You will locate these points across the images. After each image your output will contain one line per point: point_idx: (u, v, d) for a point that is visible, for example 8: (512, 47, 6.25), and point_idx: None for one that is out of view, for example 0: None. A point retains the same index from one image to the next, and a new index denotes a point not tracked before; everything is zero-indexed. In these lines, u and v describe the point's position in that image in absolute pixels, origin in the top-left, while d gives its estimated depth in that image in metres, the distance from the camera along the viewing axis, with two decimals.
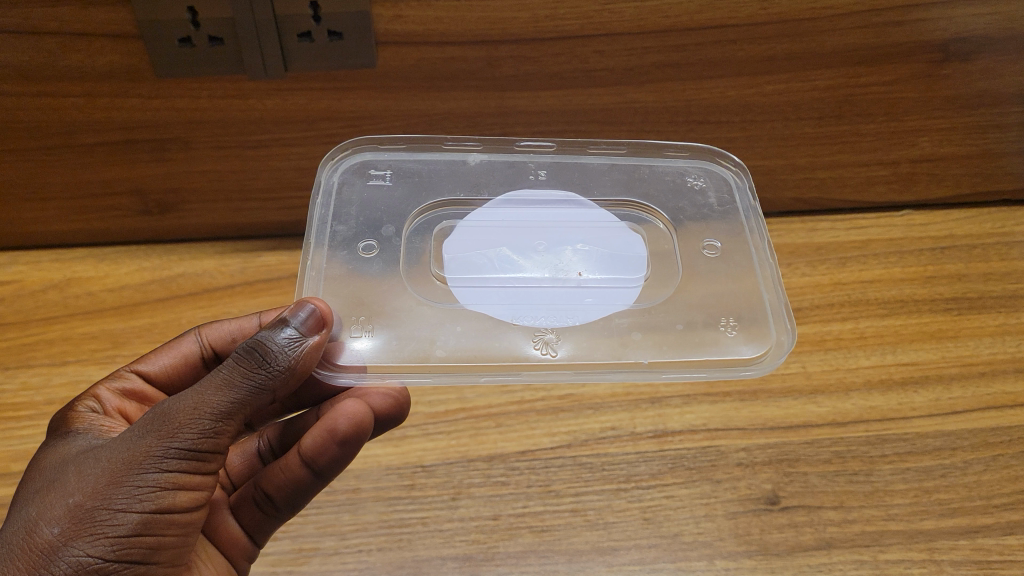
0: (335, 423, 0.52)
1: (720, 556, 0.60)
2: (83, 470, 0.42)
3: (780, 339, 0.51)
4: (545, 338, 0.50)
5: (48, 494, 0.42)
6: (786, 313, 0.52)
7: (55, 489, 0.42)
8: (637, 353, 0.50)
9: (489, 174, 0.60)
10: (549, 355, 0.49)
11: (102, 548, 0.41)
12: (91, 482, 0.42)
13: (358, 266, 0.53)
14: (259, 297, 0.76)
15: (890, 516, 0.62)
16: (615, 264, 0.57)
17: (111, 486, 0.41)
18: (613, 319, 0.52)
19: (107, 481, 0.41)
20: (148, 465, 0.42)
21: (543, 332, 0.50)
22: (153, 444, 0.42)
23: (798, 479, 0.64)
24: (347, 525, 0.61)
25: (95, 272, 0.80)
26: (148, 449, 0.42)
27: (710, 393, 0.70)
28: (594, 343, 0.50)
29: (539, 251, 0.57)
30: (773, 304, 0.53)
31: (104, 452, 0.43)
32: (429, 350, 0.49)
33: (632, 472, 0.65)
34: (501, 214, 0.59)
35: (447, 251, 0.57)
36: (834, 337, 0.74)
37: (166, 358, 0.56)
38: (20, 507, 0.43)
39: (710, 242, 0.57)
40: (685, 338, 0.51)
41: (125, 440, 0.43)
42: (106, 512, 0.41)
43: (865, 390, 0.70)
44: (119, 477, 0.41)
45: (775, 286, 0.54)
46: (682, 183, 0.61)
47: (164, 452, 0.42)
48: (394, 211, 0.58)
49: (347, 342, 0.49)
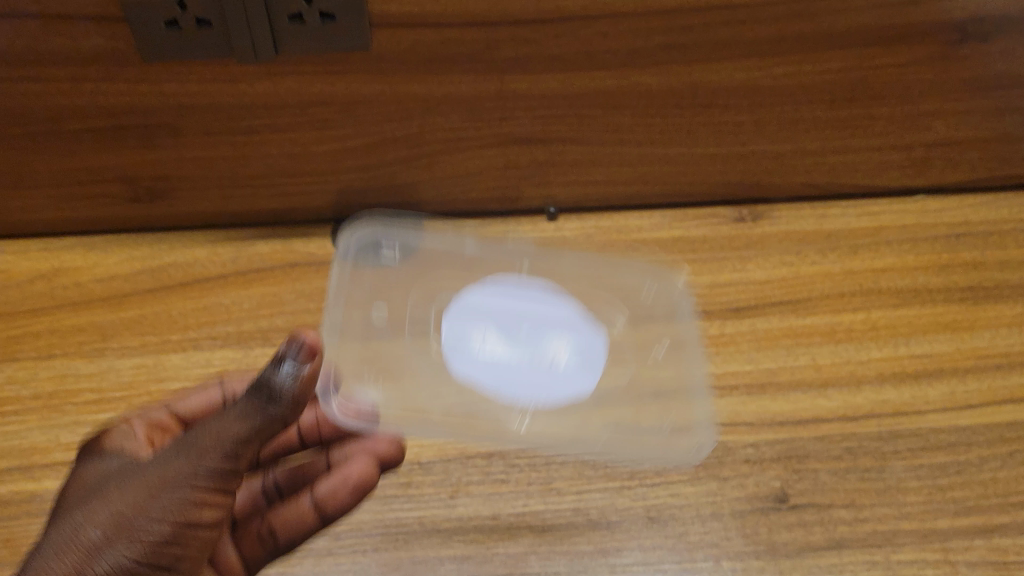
0: (347, 476, 0.56)
1: (727, 557, 0.59)
2: (125, 483, 0.45)
3: (704, 442, 0.62)
4: (522, 413, 0.63)
5: (92, 502, 0.45)
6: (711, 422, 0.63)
7: (99, 497, 0.45)
8: (594, 440, 0.61)
9: (480, 259, 0.72)
10: (523, 428, 0.62)
11: (139, 552, 0.43)
12: (131, 494, 0.44)
13: (374, 334, 0.67)
14: (252, 287, 0.74)
15: (902, 515, 0.60)
16: (577, 356, 0.67)
17: (147, 500, 0.44)
18: (576, 404, 0.64)
19: (145, 495, 0.44)
20: (181, 481, 0.44)
21: (520, 409, 0.63)
22: (186, 463, 0.45)
23: (807, 476, 0.62)
24: (341, 524, 0.60)
25: (84, 261, 0.77)
26: (181, 468, 0.44)
27: (717, 386, 0.68)
28: (560, 430, 0.62)
29: (521, 340, 0.67)
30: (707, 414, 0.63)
31: (144, 467, 0.46)
32: (432, 412, 0.62)
33: (636, 471, 0.63)
34: (491, 305, 0.69)
35: (446, 337, 0.67)
36: (846, 328, 0.71)
37: (196, 398, 0.57)
38: (64, 516, 0.45)
39: (658, 348, 0.68)
40: (635, 439, 0.62)
41: (162, 457, 0.46)
42: (143, 520, 0.44)
43: (877, 384, 0.68)
44: (155, 490, 0.44)
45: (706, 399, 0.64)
46: (639, 294, 0.72)
47: (193, 472, 0.44)
48: (400, 291, 0.69)
49: (367, 399, 0.62)
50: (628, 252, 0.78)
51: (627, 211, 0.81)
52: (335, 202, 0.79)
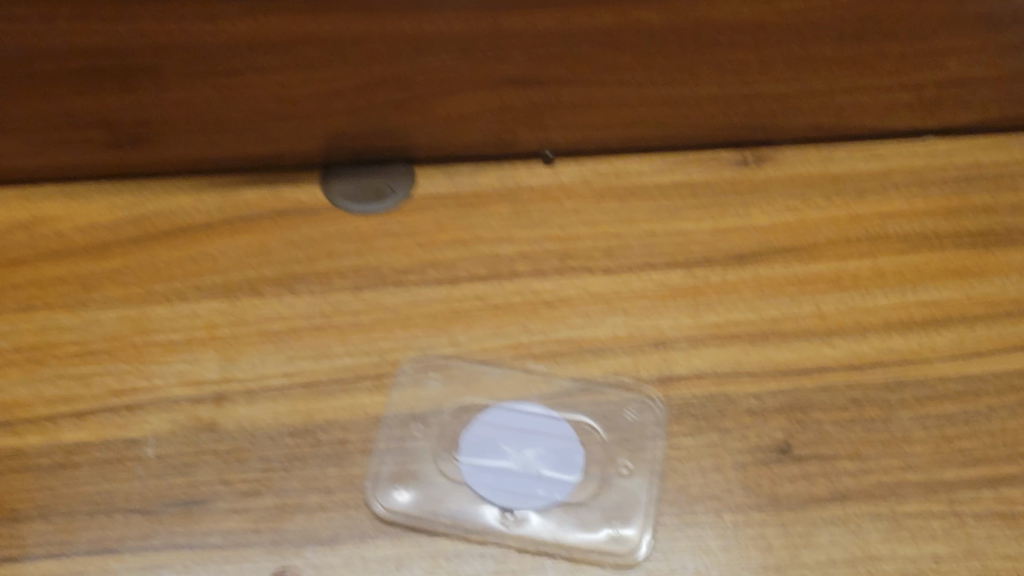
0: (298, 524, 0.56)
1: (728, 510, 0.57)
2: None
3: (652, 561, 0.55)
4: (510, 515, 0.57)
5: None
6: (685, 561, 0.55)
7: None
8: (544, 560, 0.55)
9: (464, 365, 0.64)
10: (505, 529, 0.56)
11: None
12: None
13: (388, 419, 0.61)
14: (239, 237, 0.72)
15: (908, 466, 0.59)
16: (560, 464, 0.59)
17: None
18: (541, 521, 0.57)
19: None
20: None
21: (502, 511, 0.57)
22: None
23: (811, 427, 0.61)
24: (333, 479, 0.58)
25: (64, 210, 0.75)
26: None
27: (718, 336, 0.66)
28: (527, 531, 0.56)
29: (504, 452, 0.60)
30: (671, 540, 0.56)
31: None
32: (440, 518, 0.57)
33: (635, 421, 0.61)
34: (482, 425, 0.61)
35: (464, 442, 0.60)
36: (852, 275, 0.69)
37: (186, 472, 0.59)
38: None
39: (622, 467, 0.59)
40: (583, 556, 0.55)
41: None
42: None
43: (884, 332, 0.66)
44: None
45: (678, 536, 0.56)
46: (621, 419, 0.61)
47: None
48: (410, 378, 0.63)
49: (390, 497, 0.57)
50: (627, 198, 0.75)
51: (627, 155, 0.78)
52: (322, 145, 0.75)
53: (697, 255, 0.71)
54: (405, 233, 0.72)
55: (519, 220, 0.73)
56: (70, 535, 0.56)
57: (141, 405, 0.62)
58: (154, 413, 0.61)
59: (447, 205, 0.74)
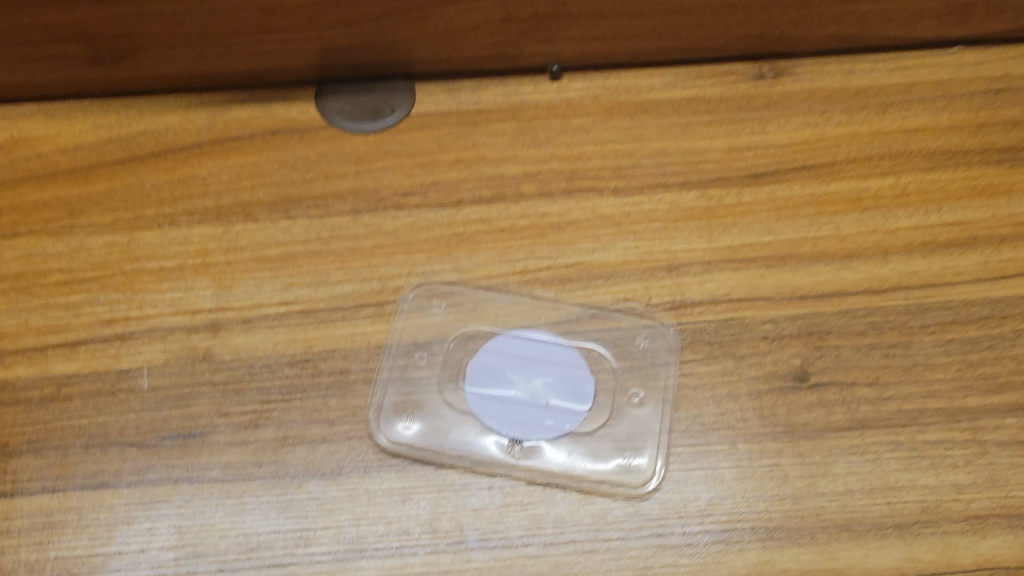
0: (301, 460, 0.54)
1: (743, 439, 0.55)
2: None
3: (666, 492, 0.54)
4: (519, 445, 0.55)
5: None
6: (698, 492, 0.54)
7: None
8: (555, 490, 0.54)
9: (469, 292, 0.62)
10: (515, 459, 0.55)
11: None
12: None
13: (388, 347, 0.59)
14: (230, 158, 0.69)
15: (929, 394, 0.57)
16: (568, 393, 0.57)
17: None
18: (552, 451, 0.55)
19: None
20: None
21: (511, 441, 0.55)
22: None
23: (829, 353, 0.59)
24: (335, 410, 0.56)
25: (46, 131, 0.71)
26: None
27: (733, 259, 0.63)
28: (538, 461, 0.55)
29: (510, 380, 0.58)
30: (684, 470, 0.54)
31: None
32: (445, 447, 0.55)
33: (645, 349, 0.59)
34: (487, 353, 0.59)
35: (469, 370, 0.58)
36: (873, 195, 0.66)
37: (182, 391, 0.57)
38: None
39: (633, 395, 0.57)
40: (596, 486, 0.54)
41: None
42: None
43: (906, 254, 0.63)
44: None
45: (690, 465, 0.55)
46: (632, 346, 0.59)
47: None
48: (411, 305, 0.61)
49: (392, 427, 0.56)
50: (637, 115, 0.71)
51: (637, 68, 0.74)
52: (315, 60, 0.71)
53: (711, 174, 0.67)
54: (406, 154, 0.69)
55: (524, 138, 0.70)
56: (65, 469, 0.55)
57: (134, 336, 0.60)
58: (148, 343, 0.59)
59: (448, 123, 0.71)
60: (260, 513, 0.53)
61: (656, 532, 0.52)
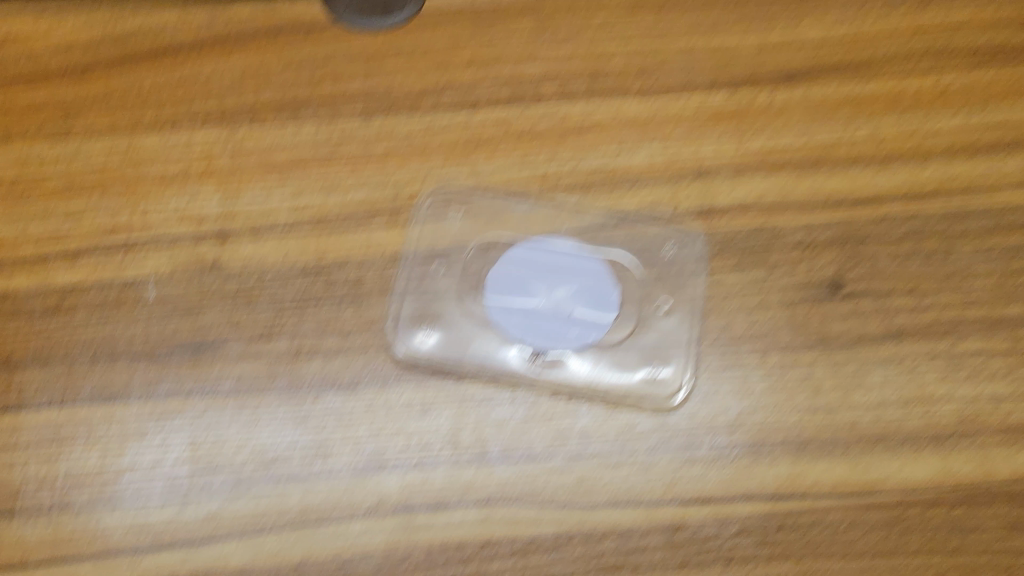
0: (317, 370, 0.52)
1: (776, 350, 0.53)
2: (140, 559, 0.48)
3: (695, 405, 0.52)
4: (542, 356, 0.53)
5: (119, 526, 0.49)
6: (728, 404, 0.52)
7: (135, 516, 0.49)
8: (580, 402, 0.52)
9: (488, 198, 0.59)
10: (538, 371, 0.53)
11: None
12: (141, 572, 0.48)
13: (404, 256, 0.56)
14: (233, 56, 0.65)
15: (969, 303, 0.55)
16: (593, 303, 0.55)
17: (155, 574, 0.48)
18: (577, 363, 0.53)
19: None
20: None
21: (534, 352, 0.53)
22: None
23: (865, 261, 0.56)
24: (351, 321, 0.54)
25: (35, 26, 0.67)
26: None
27: (766, 163, 0.60)
28: (562, 373, 0.53)
29: (533, 291, 0.55)
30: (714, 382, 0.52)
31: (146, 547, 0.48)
32: (465, 359, 0.53)
33: (673, 257, 0.56)
34: (508, 261, 0.57)
35: (490, 280, 0.56)
36: (913, 95, 0.63)
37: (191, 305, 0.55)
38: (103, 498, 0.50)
39: (661, 304, 0.55)
40: (622, 398, 0.52)
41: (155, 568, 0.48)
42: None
43: (948, 157, 0.60)
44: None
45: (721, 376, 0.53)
46: (659, 254, 0.57)
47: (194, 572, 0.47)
48: (427, 212, 0.58)
49: (411, 338, 0.54)
50: (664, 10, 0.67)
51: None
52: None
53: (743, 73, 0.64)
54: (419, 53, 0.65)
55: (544, 35, 0.66)
56: (72, 382, 0.53)
57: (138, 245, 0.57)
58: (154, 252, 0.57)
59: (463, 20, 0.66)
60: (276, 427, 0.51)
61: (684, 445, 0.51)
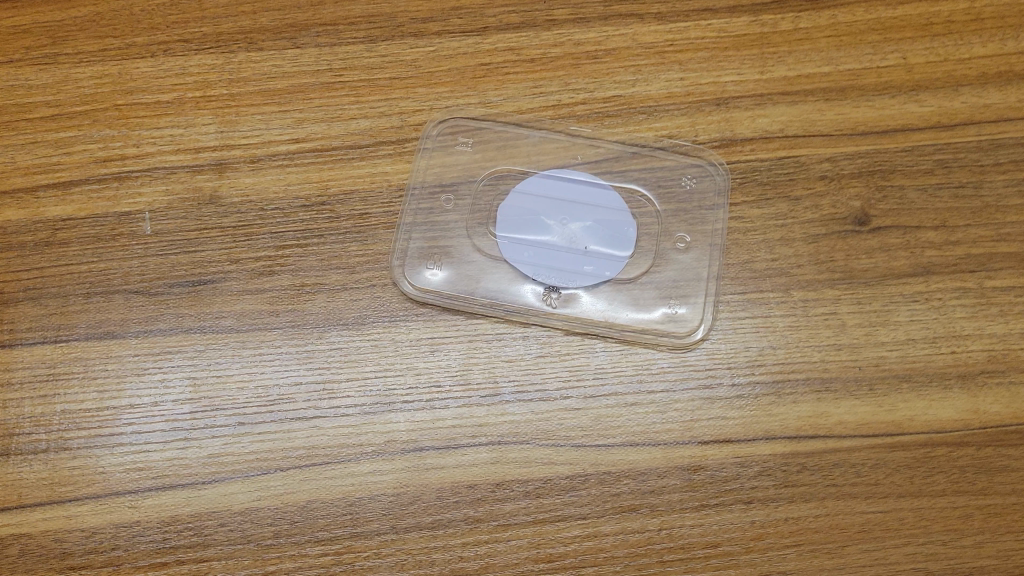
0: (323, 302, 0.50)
1: (798, 286, 0.51)
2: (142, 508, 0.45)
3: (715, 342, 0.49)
4: (555, 293, 0.51)
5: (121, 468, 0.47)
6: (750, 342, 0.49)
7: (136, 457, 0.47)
8: (595, 340, 0.49)
9: (499, 129, 0.56)
10: (551, 308, 0.50)
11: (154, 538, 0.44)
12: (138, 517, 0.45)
13: (412, 189, 0.54)
14: None
15: (1001, 237, 0.52)
16: (609, 238, 0.52)
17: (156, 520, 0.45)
18: (591, 300, 0.51)
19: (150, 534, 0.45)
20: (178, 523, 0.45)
21: (547, 289, 0.51)
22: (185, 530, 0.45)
23: (893, 195, 0.54)
24: (356, 256, 0.52)
25: None
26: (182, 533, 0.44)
27: (789, 93, 0.58)
28: (575, 310, 0.50)
29: (546, 224, 0.53)
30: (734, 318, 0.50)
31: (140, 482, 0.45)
32: (475, 295, 0.51)
33: (691, 191, 0.54)
34: (519, 194, 0.54)
35: (501, 212, 0.53)
36: (945, 21, 0.61)
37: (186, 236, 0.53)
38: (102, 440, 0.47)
39: (679, 239, 0.53)
40: (639, 337, 0.50)
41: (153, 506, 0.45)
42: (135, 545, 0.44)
43: (979, 87, 0.58)
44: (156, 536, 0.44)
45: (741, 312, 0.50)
46: (677, 187, 0.54)
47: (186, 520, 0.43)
48: (435, 143, 0.56)
49: (418, 272, 0.51)
50: None
51: None
52: None
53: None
54: None
55: None
56: (66, 319, 0.51)
57: (132, 175, 0.56)
58: (149, 184, 0.55)
59: None
60: (279, 365, 0.49)
61: (703, 384, 0.48)
